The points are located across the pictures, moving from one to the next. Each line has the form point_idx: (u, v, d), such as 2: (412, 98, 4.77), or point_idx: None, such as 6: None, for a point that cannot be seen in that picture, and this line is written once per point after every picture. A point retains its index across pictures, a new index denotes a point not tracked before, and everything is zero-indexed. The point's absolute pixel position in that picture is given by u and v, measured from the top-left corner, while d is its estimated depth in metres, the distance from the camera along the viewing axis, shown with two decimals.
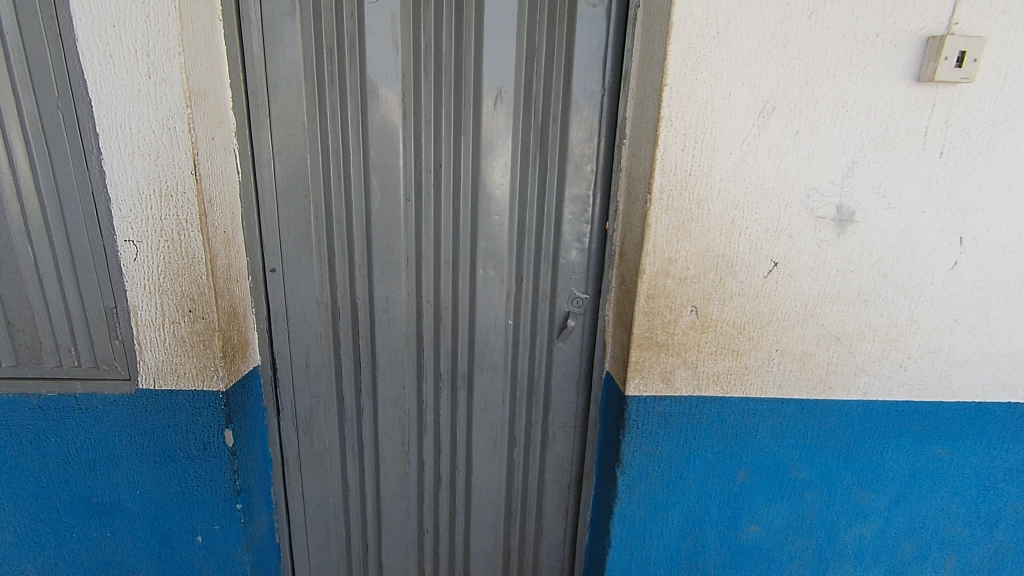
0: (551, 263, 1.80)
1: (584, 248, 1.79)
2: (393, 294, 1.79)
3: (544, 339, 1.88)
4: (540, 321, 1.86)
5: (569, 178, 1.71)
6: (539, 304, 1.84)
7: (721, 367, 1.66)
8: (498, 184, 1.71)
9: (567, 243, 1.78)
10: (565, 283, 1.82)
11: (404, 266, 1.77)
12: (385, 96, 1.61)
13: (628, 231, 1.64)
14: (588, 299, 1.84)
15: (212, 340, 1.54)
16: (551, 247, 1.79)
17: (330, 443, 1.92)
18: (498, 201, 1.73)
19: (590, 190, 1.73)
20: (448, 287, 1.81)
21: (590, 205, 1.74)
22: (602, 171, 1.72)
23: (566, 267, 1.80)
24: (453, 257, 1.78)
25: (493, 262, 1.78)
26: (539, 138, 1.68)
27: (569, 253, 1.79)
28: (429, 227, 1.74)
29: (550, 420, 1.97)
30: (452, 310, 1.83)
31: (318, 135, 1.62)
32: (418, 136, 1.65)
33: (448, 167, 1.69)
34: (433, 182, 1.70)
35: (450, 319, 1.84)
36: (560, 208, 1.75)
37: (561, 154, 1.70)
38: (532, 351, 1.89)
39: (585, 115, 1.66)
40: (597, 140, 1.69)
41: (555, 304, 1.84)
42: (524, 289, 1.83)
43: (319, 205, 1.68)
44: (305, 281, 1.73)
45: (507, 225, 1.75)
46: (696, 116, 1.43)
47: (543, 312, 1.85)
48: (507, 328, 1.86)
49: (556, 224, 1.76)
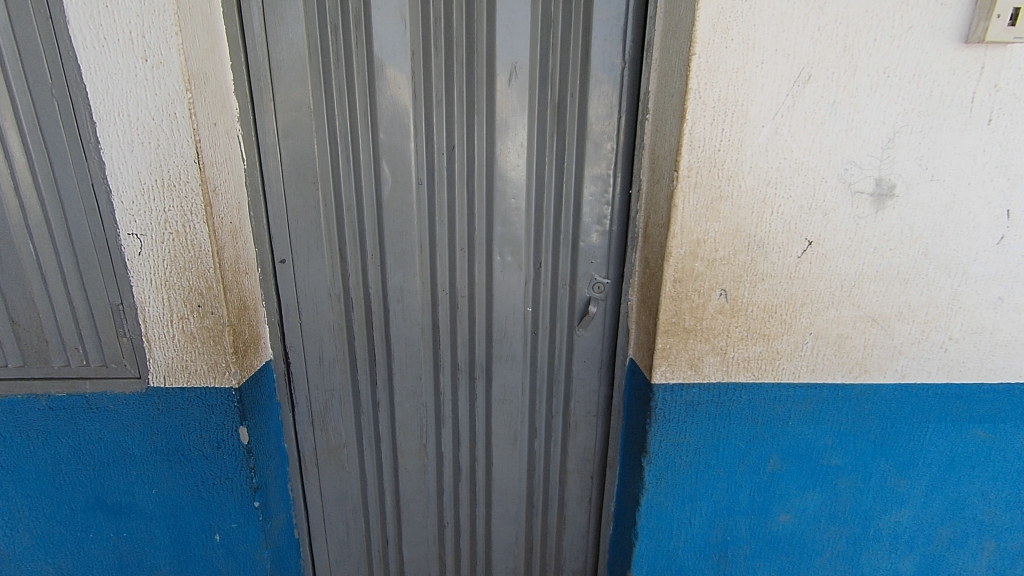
0: (571, 248, 1.73)
1: (605, 230, 1.71)
2: (407, 284, 1.73)
3: (564, 326, 1.82)
4: (560, 308, 1.79)
5: (588, 157, 1.63)
6: (559, 291, 1.78)
7: (752, 352, 1.59)
8: (514, 165, 1.63)
9: (588, 226, 1.70)
10: (586, 268, 1.74)
11: (418, 254, 1.70)
12: (394, 76, 1.53)
13: (652, 212, 1.57)
14: (611, 284, 1.76)
15: (222, 335, 1.49)
16: (571, 231, 1.71)
17: (347, 437, 1.88)
18: (515, 184, 1.65)
19: (610, 169, 1.65)
20: (464, 276, 1.74)
21: (610, 185, 1.66)
22: (623, 149, 1.63)
23: (588, 251, 1.73)
24: (468, 244, 1.71)
25: (510, 248, 1.71)
26: (556, 116, 1.60)
27: (590, 236, 1.71)
28: (443, 212, 1.67)
29: (571, 409, 1.91)
30: (469, 299, 1.77)
31: (325, 118, 1.54)
32: (430, 116, 1.57)
33: (462, 149, 1.61)
34: (446, 165, 1.62)
35: (467, 308, 1.78)
36: (579, 190, 1.67)
37: (579, 133, 1.61)
38: (552, 339, 1.83)
39: (604, 90, 1.57)
40: (618, 116, 1.60)
41: (575, 291, 1.77)
42: (543, 275, 1.76)
43: (328, 193, 1.60)
44: (316, 271, 1.67)
45: (525, 208, 1.68)
46: (726, 87, 1.34)
47: (563, 299, 1.79)
48: (526, 316, 1.80)
49: (576, 206, 1.68)
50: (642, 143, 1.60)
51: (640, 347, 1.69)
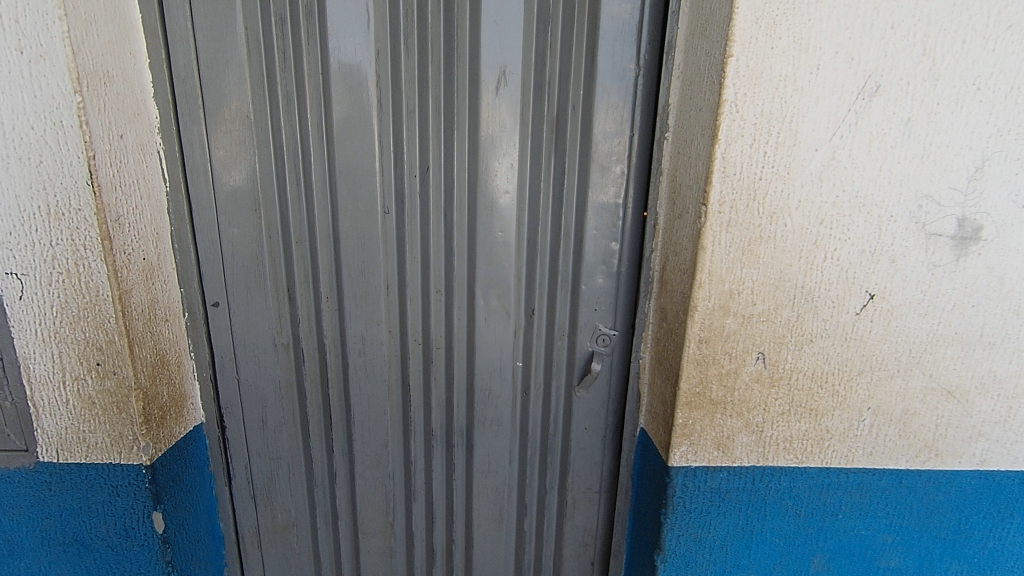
0: (570, 292, 1.43)
1: (613, 273, 1.40)
2: (371, 333, 1.42)
3: (562, 385, 1.50)
4: (557, 363, 1.48)
5: (592, 184, 1.34)
6: (554, 343, 1.47)
7: (795, 431, 1.27)
8: (501, 192, 1.34)
9: (591, 266, 1.40)
10: (588, 318, 1.44)
11: (385, 297, 1.40)
12: (355, 81, 1.24)
13: (670, 251, 1.26)
14: (619, 337, 1.45)
15: (129, 400, 1.18)
16: (569, 272, 1.41)
17: (296, 514, 1.55)
18: (502, 214, 1.36)
19: (620, 199, 1.35)
20: (441, 325, 1.44)
21: (620, 218, 1.36)
22: (635, 175, 1.34)
23: (591, 298, 1.42)
24: (446, 285, 1.41)
25: (496, 291, 1.41)
26: (554, 133, 1.31)
27: (593, 279, 1.41)
28: (415, 247, 1.37)
29: (568, 483, 1.58)
30: (447, 351, 1.46)
31: (269, 131, 1.25)
32: (398, 131, 1.28)
33: (438, 172, 1.32)
34: (419, 192, 1.33)
35: (444, 362, 1.47)
36: (581, 223, 1.37)
37: (582, 154, 1.32)
38: (547, 401, 1.52)
39: (614, 102, 1.28)
40: (630, 135, 1.31)
41: (575, 344, 1.46)
42: (535, 325, 1.45)
43: (272, 222, 1.31)
44: (257, 317, 1.37)
45: (515, 244, 1.39)
46: (771, 99, 1.04)
47: (559, 353, 1.48)
48: (515, 372, 1.49)
49: (577, 242, 1.38)
50: (659, 168, 1.30)
51: (655, 418, 1.37)
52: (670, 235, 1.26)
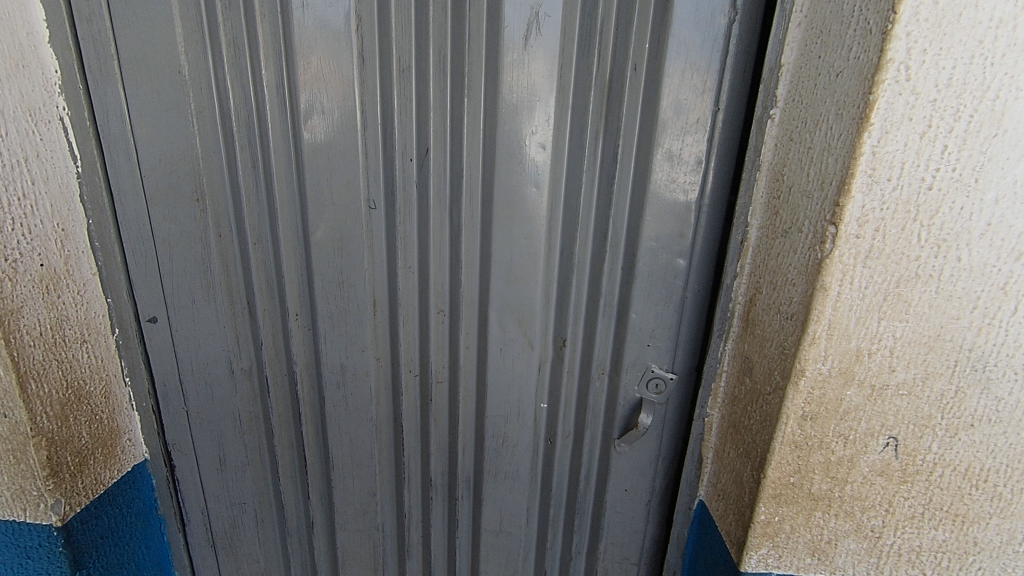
0: (614, 320, 1.08)
1: (675, 299, 1.04)
2: (353, 361, 1.11)
3: (596, 436, 1.17)
4: (591, 408, 1.15)
5: (654, 179, 0.96)
6: (590, 383, 1.13)
7: (928, 542, 0.90)
8: (527, 185, 0.98)
9: (644, 288, 1.04)
10: (636, 354, 1.09)
11: (370, 316, 1.08)
12: (326, 24, 0.89)
13: (762, 281, 0.88)
14: (677, 382, 1.10)
15: (27, 450, 0.89)
16: (614, 293, 1.06)
17: (266, 565, 1.29)
18: (527, 215, 1.00)
19: (692, 200, 0.97)
20: (443, 352, 1.11)
21: (690, 226, 0.99)
22: (716, 168, 0.95)
23: (642, 328, 1.07)
24: (450, 304, 1.08)
25: (517, 314, 1.08)
26: (604, 104, 0.93)
27: (647, 305, 1.05)
28: (410, 255, 1.04)
29: (600, 553, 1.25)
30: (450, 386, 1.14)
31: (211, 94, 0.92)
32: (387, 97, 0.93)
33: (441, 155, 0.97)
34: (417, 181, 0.98)
35: (447, 399, 1.15)
36: (635, 230, 1.00)
37: (640, 136, 0.94)
38: (576, 453, 1.18)
39: (694, 60, 0.89)
40: (714, 110, 0.91)
41: (618, 386, 1.12)
42: (566, 357, 1.11)
43: (221, 217, 0.99)
44: (207, 336, 1.08)
45: (543, 255, 1.04)
46: (966, 61, 0.63)
47: (595, 395, 1.14)
48: (538, 415, 1.16)
49: (628, 256, 1.02)
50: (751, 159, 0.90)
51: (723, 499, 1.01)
52: (763, 258, 0.88)
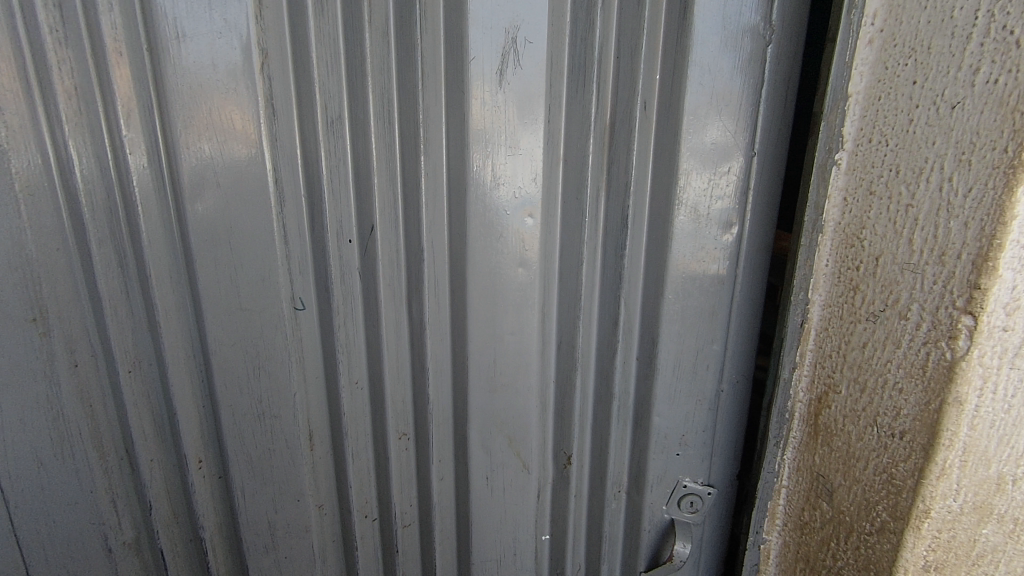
0: (630, 425, 0.84)
1: (707, 396, 0.81)
2: (286, 512, 0.82)
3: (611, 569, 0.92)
4: (605, 537, 0.90)
5: (675, 250, 0.73)
6: (602, 504, 0.88)
7: None
8: (511, 264, 0.73)
9: (669, 385, 0.80)
10: (662, 467, 0.85)
11: (307, 453, 0.79)
12: (215, 64, 0.62)
13: (836, 377, 0.66)
14: (716, 497, 0.86)
15: None
16: (627, 393, 0.82)
17: None
18: (513, 305, 0.76)
19: (727, 267, 0.74)
20: (410, 487, 0.85)
21: (724, 302, 0.75)
22: (752, 230, 0.72)
23: (667, 435, 0.83)
24: (416, 424, 0.82)
25: (505, 430, 0.82)
26: (605, 159, 0.71)
27: (673, 405, 0.81)
28: (357, 368, 0.77)
29: None
30: (422, 526, 0.88)
31: (47, 172, 0.63)
32: (313, 162, 0.68)
33: (393, 234, 0.71)
34: (361, 272, 0.72)
35: (418, 543, 0.89)
36: (653, 312, 0.77)
37: (656, 195, 0.72)
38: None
39: (724, 89, 0.66)
40: (749, 158, 0.69)
41: (640, 508, 0.87)
42: (569, 476, 0.87)
43: (76, 342, 0.69)
44: (69, 507, 0.76)
45: (537, 354, 0.79)
46: None
47: (608, 520, 0.89)
48: (538, 549, 0.91)
49: (644, 346, 0.79)
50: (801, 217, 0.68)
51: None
52: (835, 348, 0.66)
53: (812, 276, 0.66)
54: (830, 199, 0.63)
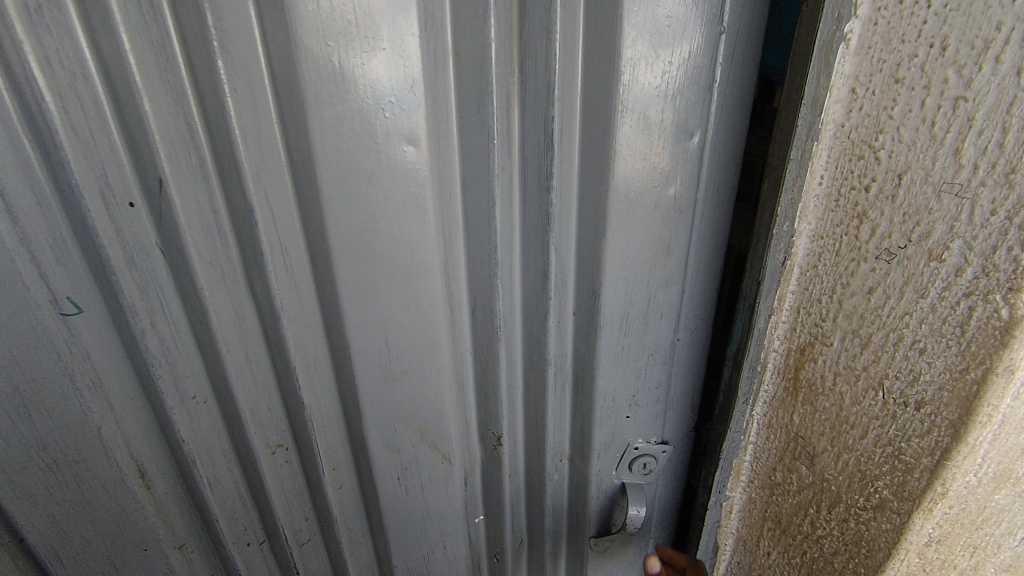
0: (570, 390, 0.68)
1: (660, 348, 0.66)
2: (134, 565, 0.62)
3: (556, 539, 0.81)
4: (549, 511, 0.78)
5: (620, 174, 0.53)
6: (542, 479, 0.75)
7: None
8: (391, 214, 0.51)
9: (615, 344, 0.64)
10: (610, 434, 0.70)
11: (144, 495, 0.58)
12: None
13: (826, 326, 0.51)
14: (671, 454, 0.75)
15: None
16: (564, 356, 0.65)
17: None
18: (403, 270, 0.54)
19: (684, 192, 0.56)
20: (300, 502, 0.67)
21: (680, 236, 0.58)
22: (716, 139, 0.54)
23: (615, 399, 0.68)
24: (293, 432, 0.62)
25: (415, 423, 0.64)
26: (516, 52, 0.48)
27: (622, 366, 0.65)
28: (192, 380, 0.54)
29: None
30: (325, 538, 0.71)
31: None
32: (21, 79, 0.38)
33: (204, 187, 0.46)
34: (165, 248, 0.47)
35: (323, 556, 0.72)
36: (592, 258, 0.58)
37: (592, 100, 0.51)
38: (526, 560, 0.83)
39: None
40: (716, 37, 0.49)
41: (587, 479, 0.74)
42: (500, 458, 0.72)
43: None
44: None
45: (444, 326, 0.59)
46: None
47: (549, 494, 0.76)
48: (473, 535, 0.77)
49: (582, 300, 0.61)
50: (788, 120, 0.49)
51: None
52: (826, 291, 0.50)
53: (801, 198, 0.49)
54: (833, 92, 0.44)
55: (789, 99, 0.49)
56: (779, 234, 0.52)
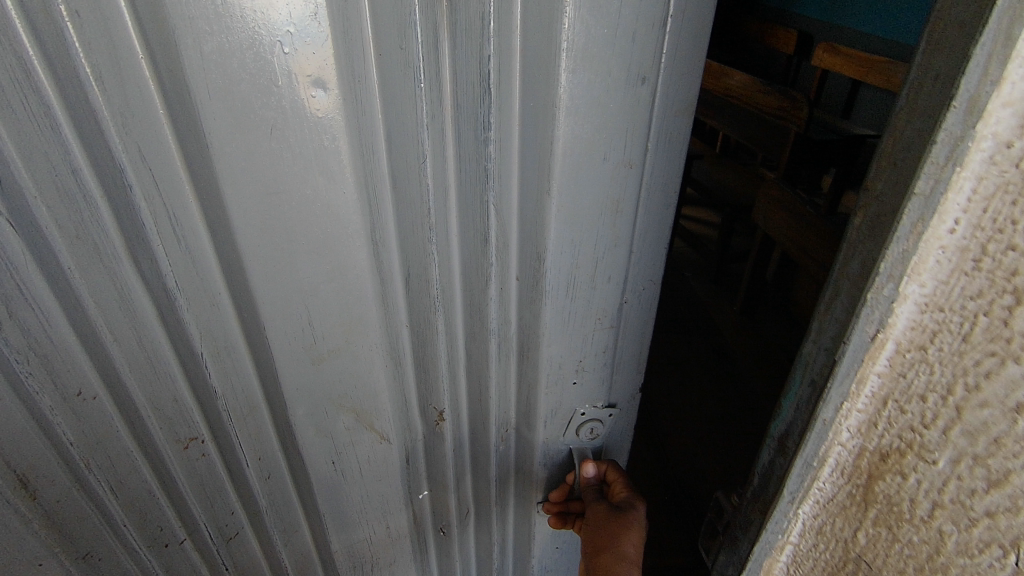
0: (516, 360, 0.63)
1: (608, 311, 0.61)
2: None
3: (502, 509, 0.78)
4: (497, 482, 0.74)
5: (562, 124, 0.47)
6: (487, 450, 0.70)
7: None
8: (305, 170, 0.44)
9: (563, 311, 0.58)
10: (556, 403, 0.66)
11: (28, 508, 0.50)
12: None
13: (929, 437, 0.28)
14: (618, 416, 0.72)
15: None
16: (507, 324, 0.60)
17: None
18: (321, 237, 0.47)
19: (635, 141, 0.50)
20: (218, 500, 0.60)
21: (630, 191, 0.53)
22: (668, 82, 0.48)
23: (562, 365, 0.63)
24: (206, 425, 0.54)
25: (348, 401, 0.58)
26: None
27: (569, 331, 0.60)
28: (75, 374, 0.46)
29: None
30: (257, 532, 0.65)
31: None
32: None
33: (59, 141, 0.37)
34: (15, 223, 0.38)
35: (252, 552, 0.66)
36: (535, 216, 0.52)
37: (533, 37, 0.44)
38: (472, 530, 0.80)
39: None
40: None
41: (534, 447, 0.70)
42: (442, 432, 0.67)
43: None
44: None
45: (374, 296, 0.53)
46: None
47: (493, 464, 0.72)
48: (417, 510, 0.73)
49: (526, 265, 0.55)
50: (912, 128, 0.32)
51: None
52: (936, 388, 0.28)
53: (918, 243, 0.26)
54: (1008, 82, 0.22)
55: (917, 95, 0.31)
56: (875, 303, 0.28)
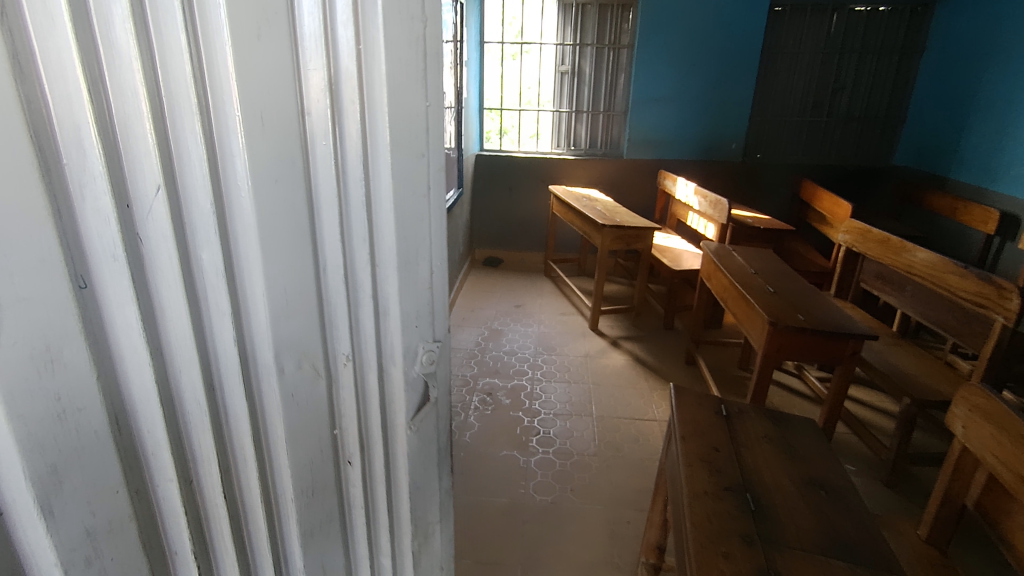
0: (381, 320, 1.08)
1: (424, 281, 1.12)
2: (105, 513, 0.86)
3: (386, 435, 1.18)
4: (378, 413, 1.14)
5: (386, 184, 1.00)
6: (375, 388, 1.12)
7: None
8: (277, 209, 0.91)
9: (399, 279, 1.08)
10: (407, 341, 1.13)
11: (116, 439, 0.85)
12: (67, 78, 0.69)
13: None
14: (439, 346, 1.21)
15: None
16: (374, 293, 1.05)
17: None
18: (287, 242, 0.94)
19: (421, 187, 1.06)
20: (221, 436, 0.98)
21: (422, 215, 1.07)
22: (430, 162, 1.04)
23: (408, 314, 1.12)
24: (218, 372, 0.94)
25: (302, 347, 1.01)
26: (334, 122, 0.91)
27: (404, 293, 1.10)
28: (165, 330, 0.86)
29: (405, 530, 1.32)
30: (232, 460, 1.01)
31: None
32: (109, 148, 0.75)
33: (185, 204, 0.83)
34: (148, 237, 0.81)
35: (233, 484, 1.02)
36: (376, 228, 1.01)
37: (375, 148, 0.96)
38: (367, 463, 1.17)
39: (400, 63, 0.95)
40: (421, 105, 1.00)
41: (398, 378, 1.14)
42: (344, 374, 1.07)
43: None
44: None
45: (310, 280, 0.98)
46: None
47: (373, 398, 1.12)
48: (336, 439, 1.11)
49: (379, 258, 1.03)
50: None
51: None
52: None
53: None
54: None
55: None
56: None
